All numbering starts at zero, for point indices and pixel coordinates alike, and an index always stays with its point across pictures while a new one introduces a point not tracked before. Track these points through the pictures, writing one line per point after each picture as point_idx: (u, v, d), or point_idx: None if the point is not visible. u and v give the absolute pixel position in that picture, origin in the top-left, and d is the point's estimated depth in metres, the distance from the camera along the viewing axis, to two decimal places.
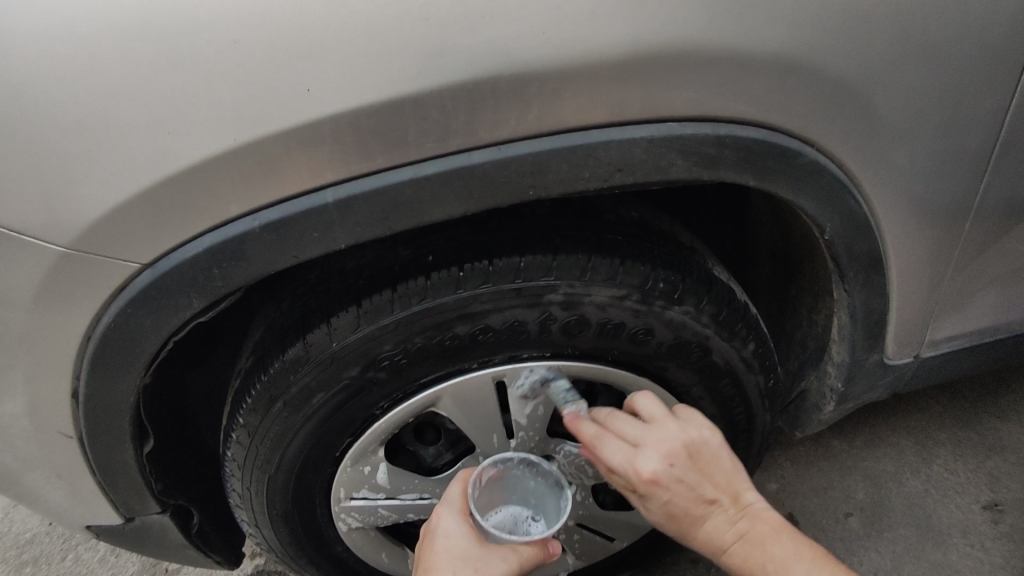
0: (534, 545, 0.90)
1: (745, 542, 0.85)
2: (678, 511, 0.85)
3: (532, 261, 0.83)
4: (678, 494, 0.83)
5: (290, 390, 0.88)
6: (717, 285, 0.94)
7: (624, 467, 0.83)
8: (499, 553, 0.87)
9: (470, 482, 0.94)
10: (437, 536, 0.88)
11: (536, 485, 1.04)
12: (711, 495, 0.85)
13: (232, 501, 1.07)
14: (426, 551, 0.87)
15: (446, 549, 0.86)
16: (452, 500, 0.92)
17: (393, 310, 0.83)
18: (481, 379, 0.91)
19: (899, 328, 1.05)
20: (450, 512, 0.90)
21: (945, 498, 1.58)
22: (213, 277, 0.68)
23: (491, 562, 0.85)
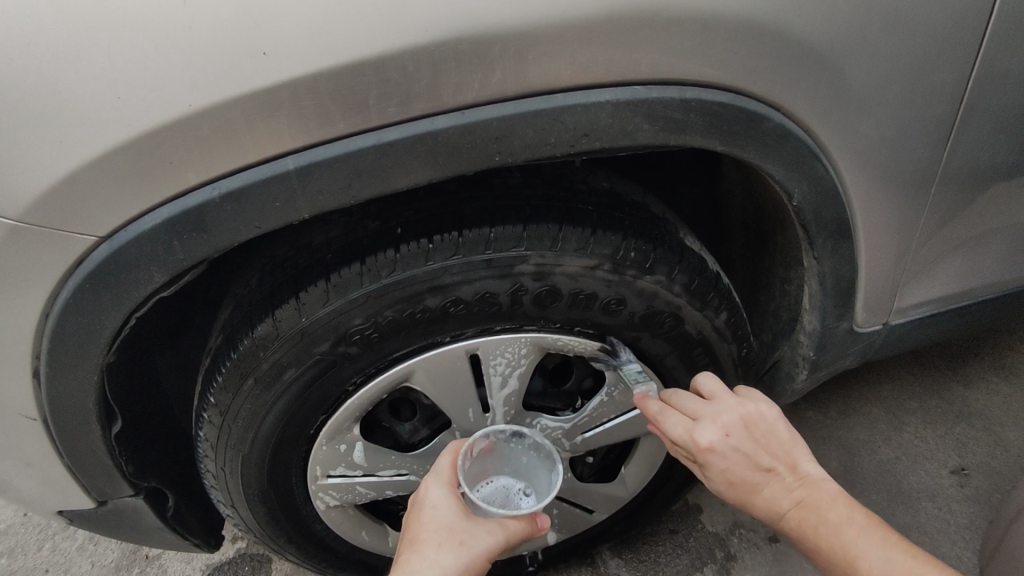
0: (522, 519, 0.91)
1: (801, 510, 0.84)
2: (736, 481, 0.87)
3: (502, 232, 0.82)
4: (736, 462, 0.86)
5: (261, 367, 0.87)
6: (689, 255, 0.94)
7: (682, 434, 0.87)
8: (485, 526, 0.88)
9: (460, 454, 0.93)
10: (424, 507, 0.88)
11: (527, 457, 1.05)
12: (768, 464, 0.86)
13: (207, 482, 1.06)
14: (413, 521, 0.88)
15: (433, 521, 0.87)
16: (441, 472, 0.91)
17: (362, 283, 0.82)
18: (455, 352, 0.91)
19: (868, 295, 1.06)
20: (438, 483, 0.90)
21: (915, 464, 1.63)
22: (173, 249, 0.66)
23: (477, 535, 0.87)
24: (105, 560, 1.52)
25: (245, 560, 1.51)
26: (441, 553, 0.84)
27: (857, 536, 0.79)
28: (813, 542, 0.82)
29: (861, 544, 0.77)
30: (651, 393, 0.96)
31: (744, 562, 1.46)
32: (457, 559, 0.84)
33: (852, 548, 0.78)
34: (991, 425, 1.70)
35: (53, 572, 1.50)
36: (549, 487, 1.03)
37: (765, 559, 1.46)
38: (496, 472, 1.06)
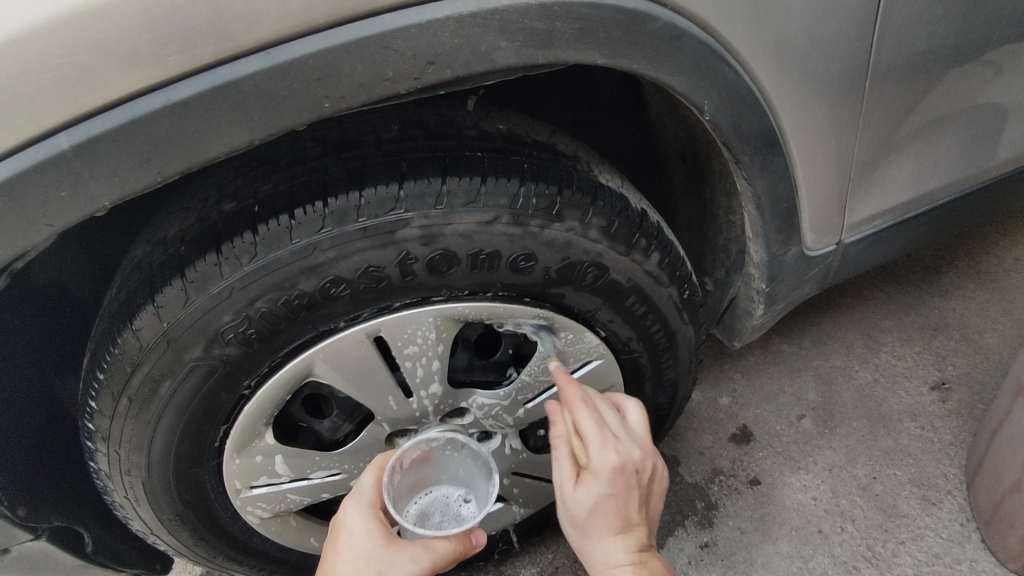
0: (454, 539, 0.87)
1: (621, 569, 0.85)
2: (597, 514, 0.84)
3: (374, 194, 0.72)
4: (610, 501, 0.83)
5: (132, 382, 0.77)
6: (603, 193, 0.84)
7: (598, 440, 0.81)
8: (408, 552, 0.82)
9: (384, 470, 0.87)
10: (342, 534, 0.83)
11: (466, 464, 0.98)
12: (632, 512, 0.86)
13: (120, 512, 0.97)
14: (330, 551, 0.82)
15: (349, 550, 0.81)
16: (362, 493, 0.85)
17: (222, 276, 0.71)
18: (354, 338, 0.80)
19: (813, 214, 0.96)
20: (358, 507, 0.84)
21: (895, 384, 1.56)
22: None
23: (398, 563, 0.81)
24: None
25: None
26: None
27: None
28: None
29: None
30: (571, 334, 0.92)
31: (726, 509, 1.40)
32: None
33: None
34: (970, 334, 1.63)
35: None
36: (489, 494, 0.96)
37: (748, 503, 1.40)
38: (434, 482, 0.98)
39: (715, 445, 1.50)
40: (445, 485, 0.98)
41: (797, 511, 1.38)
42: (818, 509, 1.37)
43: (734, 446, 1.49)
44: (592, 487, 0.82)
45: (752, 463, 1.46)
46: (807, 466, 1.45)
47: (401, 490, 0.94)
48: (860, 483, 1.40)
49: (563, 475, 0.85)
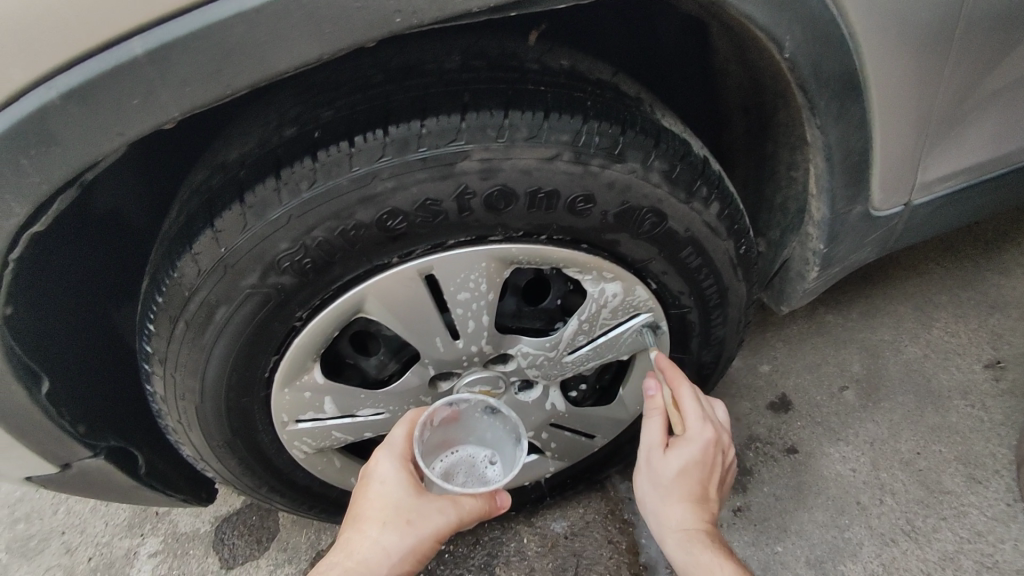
0: (481, 497, 0.94)
1: (690, 538, 0.88)
2: (680, 482, 0.89)
3: (435, 125, 0.70)
4: (696, 467, 0.89)
5: (190, 308, 0.78)
6: (667, 136, 0.82)
7: (697, 409, 0.90)
8: (436, 505, 0.90)
9: (415, 426, 0.93)
10: (373, 480, 0.91)
11: (493, 428, 1.03)
12: (706, 489, 0.92)
13: (172, 436, 1.00)
14: (362, 493, 0.91)
15: (379, 496, 0.90)
16: (394, 445, 0.92)
17: (281, 201, 0.71)
18: (407, 275, 0.80)
19: (886, 171, 0.92)
20: (389, 458, 0.91)
21: (946, 360, 1.51)
22: (12, 181, 0.55)
23: (425, 514, 0.89)
24: (117, 519, 1.61)
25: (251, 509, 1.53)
26: (384, 532, 0.88)
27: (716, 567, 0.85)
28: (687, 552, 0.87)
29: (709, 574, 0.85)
30: (614, 292, 0.90)
31: (761, 476, 1.38)
32: (402, 539, 0.88)
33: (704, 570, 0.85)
34: None
35: (70, 534, 1.60)
36: (515, 461, 1.02)
37: (783, 471, 1.38)
38: (461, 442, 1.04)
39: (753, 412, 1.48)
40: (472, 446, 1.04)
41: (834, 481, 1.35)
42: (856, 480, 1.35)
43: (771, 414, 1.47)
44: (684, 450, 0.88)
45: (790, 431, 1.44)
46: (848, 438, 1.42)
47: (430, 447, 1.00)
48: (903, 457, 1.37)
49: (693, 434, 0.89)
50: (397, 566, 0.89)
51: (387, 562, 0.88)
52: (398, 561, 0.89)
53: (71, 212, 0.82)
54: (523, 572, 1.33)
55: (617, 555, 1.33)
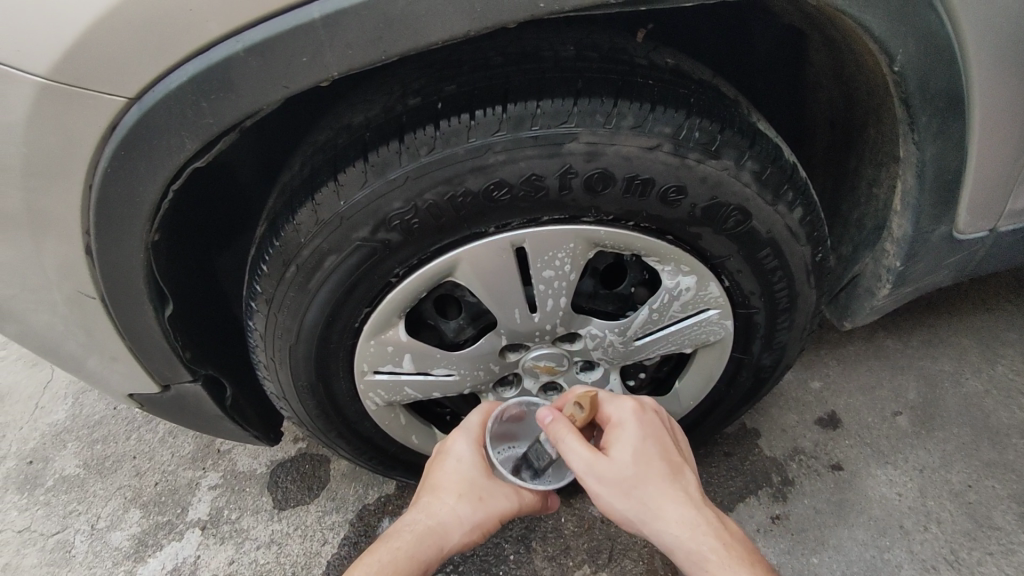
0: (538, 494, 1.02)
1: (695, 527, 0.84)
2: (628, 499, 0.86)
3: (549, 106, 0.76)
4: (648, 445, 0.88)
5: (302, 253, 0.86)
6: (761, 139, 0.85)
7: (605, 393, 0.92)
8: (503, 489, 0.98)
9: (489, 416, 1.02)
10: (448, 457, 0.99)
11: None
12: (678, 468, 0.89)
13: (261, 373, 1.09)
14: (437, 468, 0.98)
15: (456, 472, 0.97)
16: (471, 428, 1.00)
17: (401, 163, 0.77)
18: (500, 245, 0.86)
19: (976, 194, 0.93)
20: (466, 439, 0.99)
21: (1008, 398, 1.48)
22: (191, 118, 0.65)
23: (494, 494, 0.97)
24: (183, 451, 1.74)
25: None
26: (460, 502, 0.95)
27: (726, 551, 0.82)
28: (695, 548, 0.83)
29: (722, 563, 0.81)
30: (687, 287, 0.94)
31: (804, 487, 1.39)
32: (473, 512, 0.95)
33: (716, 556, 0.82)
34: None
35: (139, 459, 1.73)
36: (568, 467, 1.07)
37: (827, 486, 1.39)
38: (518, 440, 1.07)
39: (800, 425, 1.49)
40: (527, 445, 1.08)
41: (879, 503, 1.35)
42: (901, 505, 1.35)
43: (819, 429, 1.48)
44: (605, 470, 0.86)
45: (836, 448, 1.44)
46: (896, 462, 1.41)
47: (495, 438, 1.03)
48: (953, 488, 1.36)
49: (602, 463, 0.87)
50: (466, 536, 0.95)
51: (459, 532, 0.94)
52: (468, 532, 0.95)
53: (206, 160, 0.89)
54: (557, 549, 1.38)
55: (651, 546, 1.37)
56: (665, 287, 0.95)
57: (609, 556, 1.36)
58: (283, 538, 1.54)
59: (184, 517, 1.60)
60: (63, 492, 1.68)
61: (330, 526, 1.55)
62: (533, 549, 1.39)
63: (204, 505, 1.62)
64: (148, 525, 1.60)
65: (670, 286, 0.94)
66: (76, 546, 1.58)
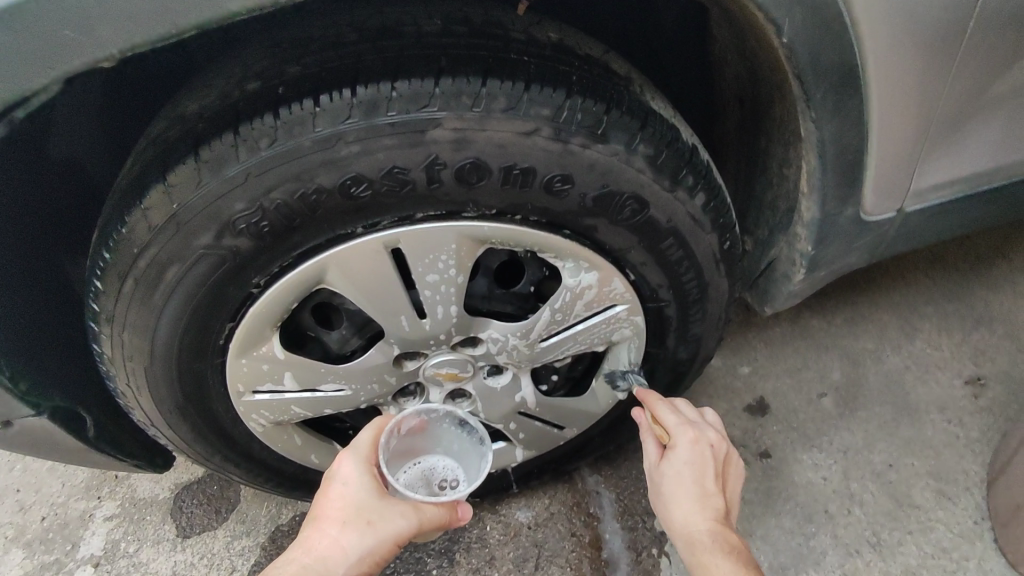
0: (446, 507, 0.92)
1: (696, 532, 0.87)
2: (693, 480, 0.90)
3: (406, 88, 0.67)
4: (689, 468, 0.91)
5: (139, 265, 0.74)
6: (655, 120, 0.78)
7: (677, 417, 0.96)
8: (398, 508, 0.88)
9: (383, 432, 0.92)
10: (334, 481, 0.88)
11: (460, 439, 1.03)
12: (711, 487, 0.91)
13: (123, 398, 0.95)
14: (322, 495, 0.88)
15: (342, 498, 0.87)
16: (360, 447, 0.90)
17: (238, 158, 0.67)
18: (371, 248, 0.75)
19: (880, 175, 0.88)
20: (354, 459, 0.89)
21: (926, 373, 1.49)
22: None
23: (387, 516, 0.87)
24: (75, 480, 1.50)
25: (212, 479, 1.49)
26: (345, 532, 0.85)
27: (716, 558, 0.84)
28: (694, 543, 0.87)
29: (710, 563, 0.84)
30: (591, 282, 0.87)
31: None
32: (362, 540, 0.85)
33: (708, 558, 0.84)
34: (1015, 331, 1.55)
35: (23, 492, 1.49)
36: (478, 472, 1.01)
37: (754, 474, 1.36)
38: (426, 453, 1.03)
39: (729, 412, 1.46)
40: (438, 457, 1.03)
41: (804, 488, 1.33)
42: (826, 489, 1.33)
43: (747, 415, 1.45)
44: (675, 460, 0.92)
45: (764, 435, 1.42)
46: (821, 445, 1.40)
47: (395, 455, 0.99)
48: (875, 469, 1.35)
49: (712, 438, 0.94)
50: (355, 568, 0.85)
51: (345, 564, 0.84)
52: (357, 563, 0.85)
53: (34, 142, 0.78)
54: (482, 560, 1.31)
55: (579, 549, 1.31)
56: (568, 282, 0.86)
57: (536, 563, 1.30)
58: (187, 570, 1.36)
59: (75, 554, 1.39)
60: None
61: (240, 552, 1.38)
62: (457, 562, 1.31)
63: (98, 539, 1.41)
64: (32, 566, 1.39)
65: (575, 279, 0.86)
66: None
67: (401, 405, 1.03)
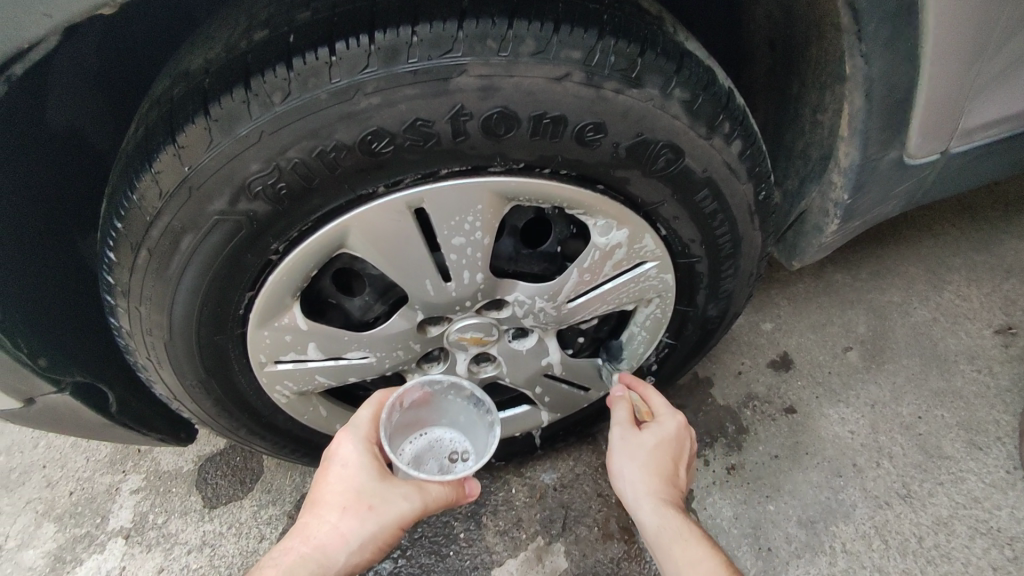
0: (451, 485, 0.90)
1: (661, 505, 0.89)
2: (665, 458, 0.93)
3: (426, 33, 0.63)
4: (664, 446, 0.94)
5: (152, 234, 0.71)
6: (690, 61, 0.73)
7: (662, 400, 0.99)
8: (400, 490, 0.86)
9: (383, 407, 0.90)
10: (333, 463, 0.87)
11: (466, 410, 1.00)
12: (677, 470, 0.94)
13: (144, 374, 0.93)
14: (321, 478, 0.87)
15: (341, 480, 0.85)
16: (359, 426, 0.89)
17: (251, 114, 0.63)
18: (393, 208, 0.71)
19: (928, 113, 0.83)
20: (353, 439, 0.88)
21: (955, 324, 1.46)
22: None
23: (387, 500, 0.85)
24: (99, 455, 1.50)
25: (235, 452, 1.48)
26: (344, 518, 0.84)
27: (685, 532, 0.85)
28: (661, 511, 0.88)
29: (679, 538, 0.85)
30: (620, 239, 0.83)
31: (758, 434, 1.34)
32: (362, 525, 0.84)
33: (673, 530, 0.86)
34: None
35: (50, 468, 1.49)
36: (485, 445, 0.98)
37: (781, 430, 1.34)
38: (432, 424, 1.01)
39: (753, 369, 1.43)
40: (444, 428, 1.01)
41: (831, 442, 1.32)
42: (854, 443, 1.32)
43: (772, 372, 1.43)
44: (655, 432, 0.95)
45: (790, 391, 1.40)
46: (848, 400, 1.38)
47: (399, 428, 0.96)
48: (903, 421, 1.34)
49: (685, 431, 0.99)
50: (356, 555, 0.84)
51: (346, 549, 0.83)
52: (358, 550, 0.84)
53: (23, 108, 0.73)
54: (509, 522, 1.31)
55: (605, 509, 1.31)
56: (598, 239, 0.83)
57: (563, 524, 1.29)
58: (217, 539, 1.36)
59: (104, 526, 1.39)
60: None
61: (267, 521, 1.38)
62: (483, 525, 1.31)
63: (127, 512, 1.41)
64: (65, 539, 1.38)
65: (603, 236, 0.82)
66: None
67: (425, 372, 1.01)
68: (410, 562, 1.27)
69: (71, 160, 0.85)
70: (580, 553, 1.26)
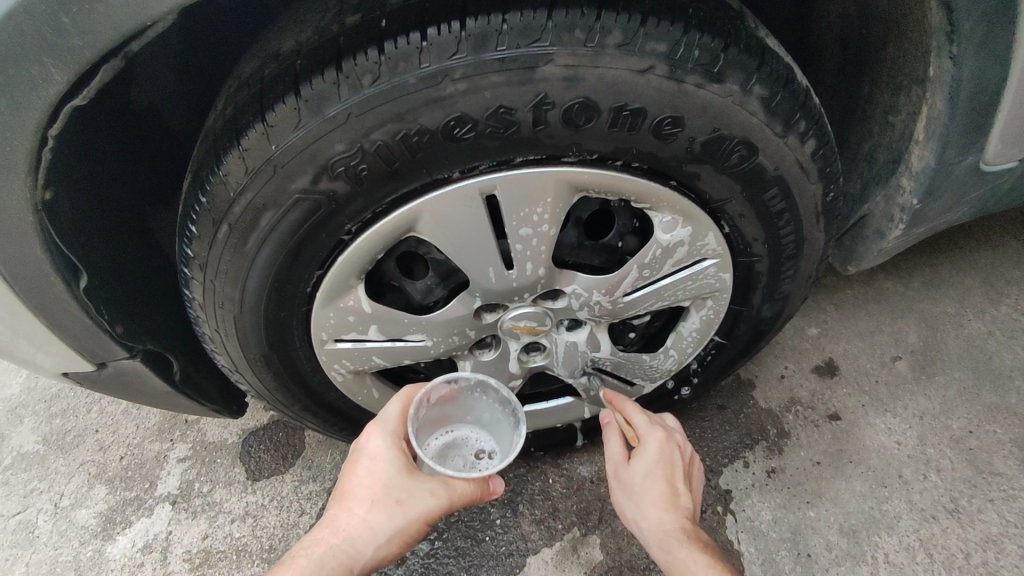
0: (475, 482, 0.90)
1: (668, 535, 0.87)
2: (659, 480, 0.90)
3: (516, 22, 0.64)
4: (660, 466, 0.90)
5: (234, 209, 0.73)
6: (771, 58, 0.73)
7: (645, 419, 0.95)
8: (427, 486, 0.87)
9: (411, 403, 0.92)
10: (363, 457, 0.89)
11: (490, 409, 1.01)
12: (681, 488, 0.91)
13: (208, 345, 0.96)
14: (349, 472, 0.88)
15: (370, 474, 0.87)
16: (387, 421, 0.91)
17: (340, 96, 0.65)
18: (465, 195, 0.72)
19: (1012, 119, 0.81)
20: (382, 434, 0.89)
21: (1011, 339, 1.42)
22: (62, 29, 0.57)
23: (413, 495, 0.86)
24: (149, 423, 1.56)
25: (279, 427, 1.52)
26: (372, 511, 0.84)
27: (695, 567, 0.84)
28: (668, 546, 0.86)
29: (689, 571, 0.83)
30: (683, 236, 0.83)
31: (800, 439, 1.33)
32: (390, 519, 0.84)
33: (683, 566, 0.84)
34: None
35: (102, 433, 1.55)
36: (510, 444, 0.99)
37: (824, 437, 1.33)
38: (456, 422, 1.02)
39: (797, 374, 1.42)
40: (468, 427, 1.02)
41: (877, 452, 1.30)
42: (900, 453, 1.29)
43: (816, 377, 1.41)
44: (644, 456, 0.91)
45: (835, 398, 1.38)
46: (895, 410, 1.35)
47: (425, 424, 0.98)
48: (953, 435, 1.31)
49: (679, 439, 0.94)
50: (384, 549, 0.85)
51: (374, 542, 0.84)
52: (385, 543, 0.85)
53: (120, 83, 0.77)
54: (545, 512, 1.32)
55: None
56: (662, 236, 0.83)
57: (599, 517, 1.30)
58: (259, 510, 1.40)
59: (153, 492, 1.44)
60: (19, 472, 1.51)
61: (308, 496, 1.41)
62: (520, 513, 1.32)
63: (174, 479, 1.46)
64: (115, 501, 1.44)
65: (667, 232, 0.82)
66: (39, 526, 1.41)
67: (476, 358, 1.02)
68: (447, 544, 1.29)
69: (156, 135, 0.88)
70: (615, 546, 1.26)
